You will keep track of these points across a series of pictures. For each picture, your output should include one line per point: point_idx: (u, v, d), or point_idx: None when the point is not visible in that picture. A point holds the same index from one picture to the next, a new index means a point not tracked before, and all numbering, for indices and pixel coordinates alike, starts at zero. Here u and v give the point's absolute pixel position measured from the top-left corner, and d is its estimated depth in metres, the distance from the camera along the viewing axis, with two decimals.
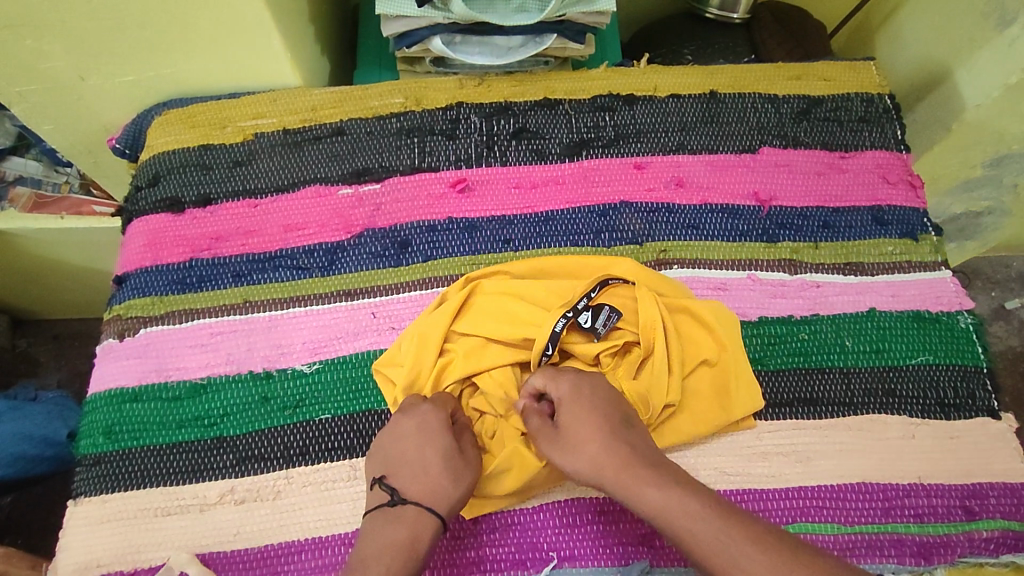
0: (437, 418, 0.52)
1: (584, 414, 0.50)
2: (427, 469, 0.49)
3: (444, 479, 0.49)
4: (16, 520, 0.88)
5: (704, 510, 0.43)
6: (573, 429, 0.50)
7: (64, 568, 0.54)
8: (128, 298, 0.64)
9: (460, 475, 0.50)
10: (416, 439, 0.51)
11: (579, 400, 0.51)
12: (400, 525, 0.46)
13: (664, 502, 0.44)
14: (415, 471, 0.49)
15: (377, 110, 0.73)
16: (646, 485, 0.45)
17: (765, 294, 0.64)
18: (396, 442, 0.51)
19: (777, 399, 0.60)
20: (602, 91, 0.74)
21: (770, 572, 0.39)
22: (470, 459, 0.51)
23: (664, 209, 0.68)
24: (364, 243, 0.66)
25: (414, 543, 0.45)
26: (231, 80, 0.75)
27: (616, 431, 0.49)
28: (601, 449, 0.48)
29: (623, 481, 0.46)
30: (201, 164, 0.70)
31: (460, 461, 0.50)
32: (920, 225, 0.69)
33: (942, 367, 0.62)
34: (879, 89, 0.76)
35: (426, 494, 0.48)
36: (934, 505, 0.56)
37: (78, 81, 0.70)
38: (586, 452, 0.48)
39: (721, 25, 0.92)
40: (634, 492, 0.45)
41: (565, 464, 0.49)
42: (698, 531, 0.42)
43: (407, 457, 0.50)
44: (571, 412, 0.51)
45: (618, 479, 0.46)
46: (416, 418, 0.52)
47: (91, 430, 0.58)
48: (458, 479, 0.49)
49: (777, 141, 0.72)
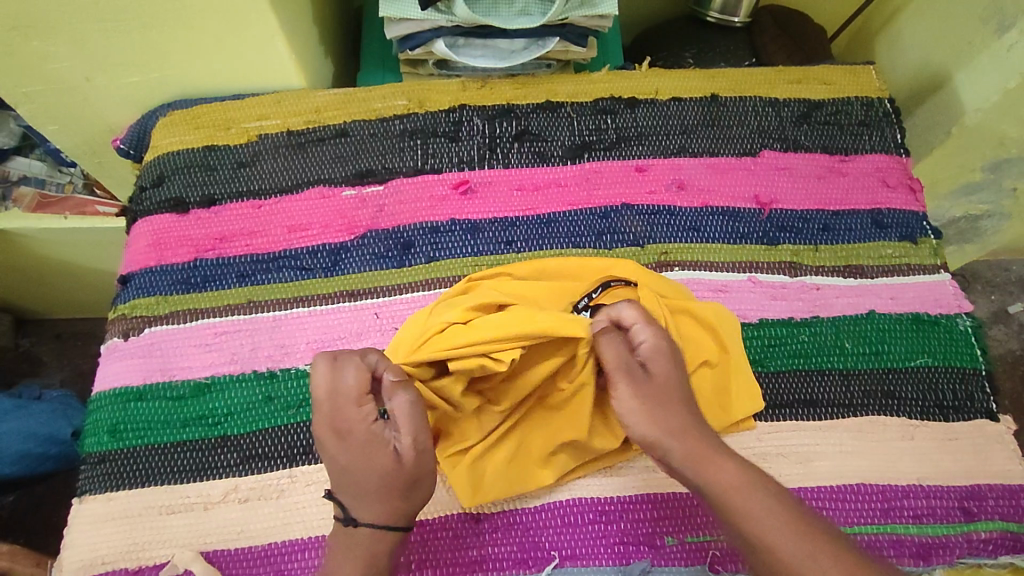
0: (363, 428, 0.46)
1: (674, 375, 0.51)
2: (368, 490, 0.46)
3: (388, 497, 0.46)
4: (17, 519, 0.88)
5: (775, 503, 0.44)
6: (662, 384, 0.50)
7: (69, 565, 0.54)
8: (133, 297, 0.64)
9: (414, 479, 0.47)
10: (347, 458, 0.46)
11: (670, 366, 0.51)
12: (358, 547, 0.46)
13: (739, 484, 0.45)
14: (358, 493, 0.46)
15: (380, 112, 0.73)
16: (723, 468, 0.46)
17: (766, 296, 0.65)
18: (332, 460, 0.47)
19: (777, 400, 0.60)
20: (604, 94, 0.74)
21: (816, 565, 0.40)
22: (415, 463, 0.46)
23: (665, 211, 0.69)
24: (368, 244, 0.66)
25: (373, 559, 0.46)
26: (236, 81, 0.75)
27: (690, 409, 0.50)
28: (677, 421, 0.48)
29: (697, 458, 0.47)
30: (205, 165, 0.70)
31: (404, 470, 0.46)
32: (919, 229, 0.69)
33: (940, 369, 0.62)
34: (880, 93, 0.76)
35: (376, 513, 0.46)
36: (933, 506, 0.57)
37: (84, 81, 0.71)
38: (664, 419, 0.48)
39: (722, 29, 0.92)
40: (706, 472, 0.46)
41: (637, 413, 0.49)
42: (761, 515, 0.43)
43: (345, 474, 0.46)
44: (664, 368, 0.51)
45: (692, 452, 0.47)
46: (341, 428, 0.46)
47: (96, 429, 0.59)
48: (409, 483, 0.47)
49: (777, 145, 0.72)
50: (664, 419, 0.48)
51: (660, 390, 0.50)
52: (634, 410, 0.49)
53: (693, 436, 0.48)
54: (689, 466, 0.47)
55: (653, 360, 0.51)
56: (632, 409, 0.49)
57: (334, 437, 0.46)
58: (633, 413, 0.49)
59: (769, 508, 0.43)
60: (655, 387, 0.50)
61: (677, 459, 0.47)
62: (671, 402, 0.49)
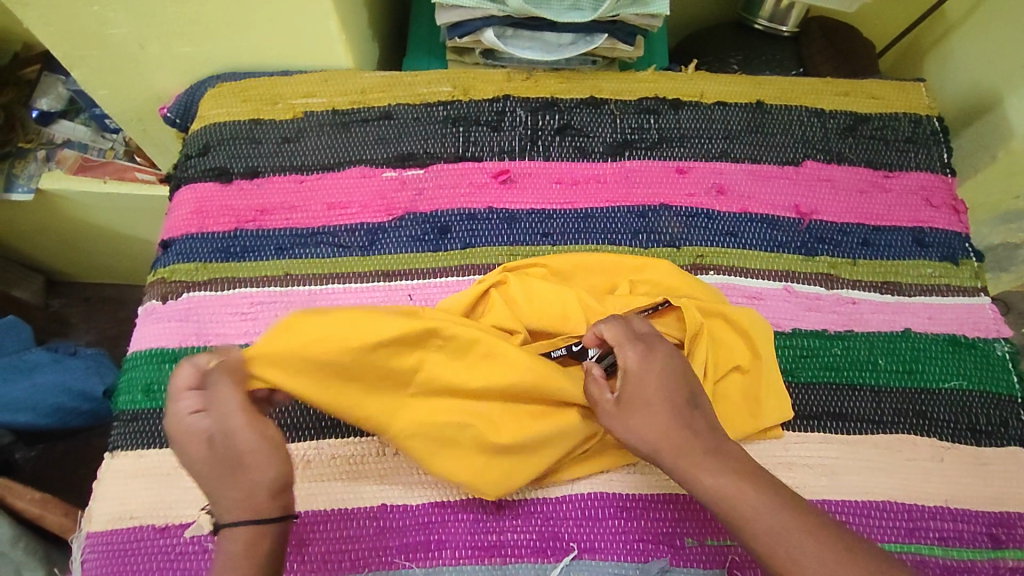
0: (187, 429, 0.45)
1: (647, 381, 0.50)
2: (211, 487, 0.44)
3: (228, 479, 0.44)
4: (58, 467, 0.91)
5: (767, 494, 0.45)
6: (636, 394, 0.50)
7: (98, 516, 0.55)
8: (172, 262, 0.65)
9: (251, 467, 0.44)
10: (190, 459, 0.45)
11: (646, 373, 0.51)
12: (236, 541, 0.43)
13: (726, 478, 0.46)
14: (206, 492, 0.45)
15: (425, 97, 0.74)
16: (717, 470, 0.46)
17: (801, 307, 0.64)
18: (186, 463, 0.45)
19: (806, 411, 0.60)
20: (648, 94, 0.74)
21: (813, 557, 0.42)
22: (244, 446, 0.44)
23: (703, 215, 0.68)
24: (405, 226, 0.67)
25: (257, 542, 0.44)
26: (284, 59, 0.76)
27: (682, 402, 0.50)
28: (662, 422, 0.49)
29: (685, 458, 0.47)
30: (250, 138, 0.71)
31: (230, 451, 0.44)
32: (961, 250, 0.68)
33: (974, 393, 0.61)
34: (929, 111, 0.75)
35: (235, 501, 0.44)
36: (960, 530, 0.56)
37: (138, 49, 0.72)
38: (650, 425, 0.49)
39: (771, 38, 0.92)
40: (697, 474, 0.47)
41: (626, 431, 0.50)
42: (753, 510, 0.44)
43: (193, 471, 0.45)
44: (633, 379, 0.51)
45: (679, 450, 0.48)
46: (177, 435, 0.45)
47: (130, 386, 0.60)
48: (247, 476, 0.44)
49: (821, 156, 0.72)
50: (657, 423, 0.49)
51: (654, 398, 0.50)
52: (621, 424, 0.50)
53: (683, 441, 0.48)
54: (679, 466, 0.48)
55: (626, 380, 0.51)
56: (629, 425, 0.50)
57: (179, 439, 0.45)
58: (622, 426, 0.50)
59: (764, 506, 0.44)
60: (634, 398, 0.50)
61: (667, 459, 0.48)
62: (649, 401, 0.50)
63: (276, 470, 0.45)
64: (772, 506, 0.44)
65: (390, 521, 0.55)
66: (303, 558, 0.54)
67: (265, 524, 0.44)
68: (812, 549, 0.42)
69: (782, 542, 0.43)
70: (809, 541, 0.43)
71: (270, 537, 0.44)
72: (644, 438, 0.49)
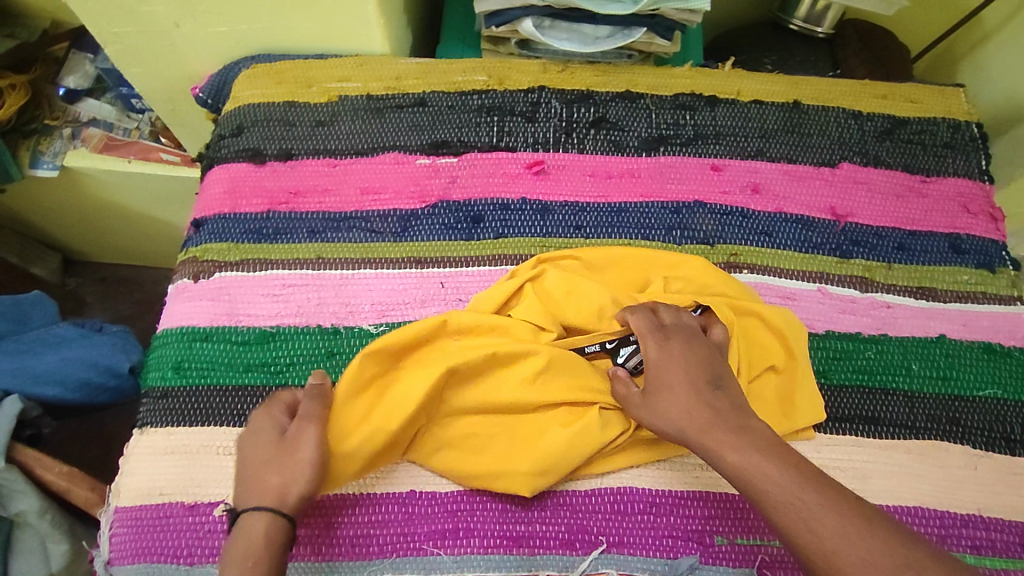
0: (269, 425, 0.51)
1: (672, 365, 0.52)
2: (257, 474, 0.48)
3: (275, 471, 0.48)
4: (83, 438, 0.98)
5: (796, 472, 0.44)
6: (659, 378, 0.52)
7: (127, 491, 0.55)
8: (204, 241, 0.65)
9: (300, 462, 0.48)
10: (256, 447, 0.50)
11: (669, 358, 0.52)
12: (255, 524, 0.46)
13: (745, 448, 0.46)
14: (249, 478, 0.49)
15: (460, 85, 0.73)
16: (738, 443, 0.47)
17: (835, 309, 0.64)
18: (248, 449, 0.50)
19: (839, 413, 0.59)
20: (685, 90, 0.74)
21: (835, 531, 0.41)
22: (301, 447, 0.49)
23: (737, 213, 0.68)
24: (438, 214, 0.67)
25: (269, 534, 0.46)
26: (319, 43, 0.76)
27: (706, 379, 0.51)
28: (685, 401, 0.50)
29: (705, 432, 0.48)
30: (284, 120, 0.71)
31: (289, 451, 0.49)
32: (998, 258, 0.68)
33: (1009, 403, 0.61)
34: (968, 117, 0.74)
35: (269, 491, 0.47)
36: (992, 539, 0.55)
37: (174, 27, 0.72)
38: (672, 404, 0.50)
39: (805, 39, 0.91)
40: (717, 446, 0.47)
41: (654, 415, 0.51)
42: (773, 483, 0.44)
43: (248, 457, 0.50)
44: (657, 364, 0.52)
45: (698, 421, 0.49)
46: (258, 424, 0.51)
47: (160, 363, 0.60)
48: (293, 467, 0.48)
49: (858, 158, 0.71)
50: (680, 401, 0.50)
51: (676, 380, 0.51)
52: (649, 410, 0.51)
53: (705, 415, 0.49)
54: (701, 441, 0.48)
55: (653, 366, 0.52)
56: (656, 411, 0.51)
57: (257, 429, 0.51)
58: (651, 412, 0.51)
59: (784, 478, 0.44)
60: (658, 380, 0.52)
61: (688, 432, 0.49)
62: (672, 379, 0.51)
63: (311, 480, 0.48)
64: (793, 480, 0.44)
65: (419, 507, 0.55)
66: (331, 541, 0.53)
67: (281, 518, 0.46)
68: (832, 520, 0.42)
69: (800, 513, 0.43)
70: (831, 516, 0.42)
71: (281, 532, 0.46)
72: (667, 417, 0.50)
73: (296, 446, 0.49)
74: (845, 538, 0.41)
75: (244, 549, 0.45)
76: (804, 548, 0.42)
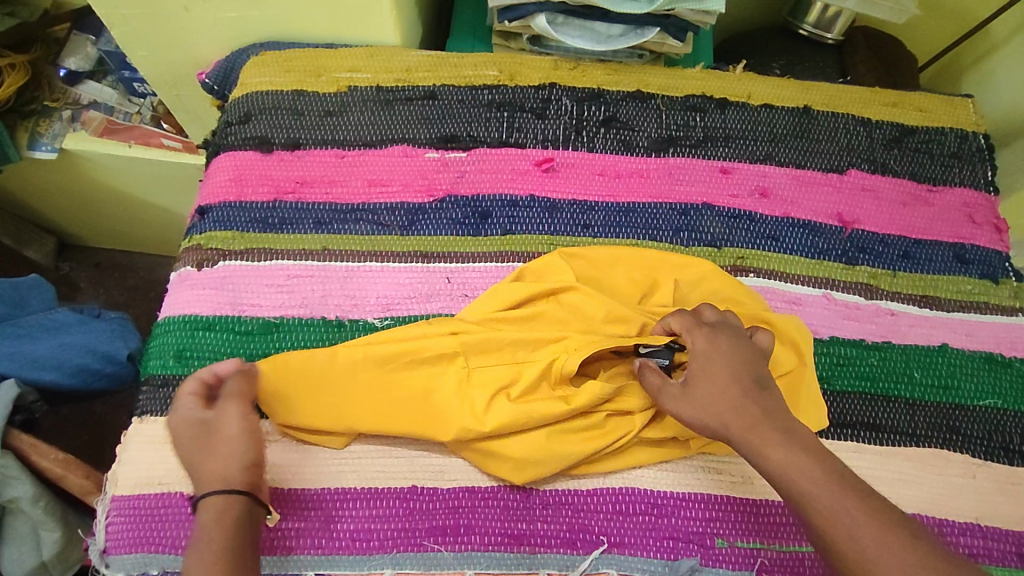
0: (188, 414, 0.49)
1: (719, 362, 0.51)
2: (193, 463, 0.47)
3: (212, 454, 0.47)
4: (78, 425, 0.97)
5: (805, 476, 0.45)
6: (703, 374, 0.51)
7: (125, 480, 0.55)
8: (209, 229, 0.64)
9: (224, 437, 0.48)
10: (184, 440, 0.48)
11: (715, 356, 0.52)
12: (227, 506, 0.45)
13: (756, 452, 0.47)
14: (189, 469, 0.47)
15: (470, 79, 0.73)
16: (753, 442, 0.47)
17: (840, 315, 0.64)
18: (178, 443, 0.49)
19: (841, 419, 0.60)
20: (696, 92, 0.74)
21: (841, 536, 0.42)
22: (229, 426, 0.48)
23: (745, 217, 0.68)
24: (446, 208, 0.66)
25: (230, 512, 0.45)
26: (328, 32, 0.75)
27: (751, 379, 0.51)
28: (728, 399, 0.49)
29: (748, 428, 0.48)
30: (292, 109, 0.70)
31: (217, 432, 0.48)
32: (1001, 269, 0.68)
33: (1008, 413, 0.61)
34: (975, 127, 0.75)
35: (211, 475, 0.46)
36: (990, 547, 0.56)
37: (182, 11, 0.71)
38: (713, 402, 0.50)
39: (815, 44, 0.91)
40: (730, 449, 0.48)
41: (692, 411, 0.50)
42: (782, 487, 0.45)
43: (183, 450, 0.48)
44: (705, 362, 0.51)
45: (740, 420, 0.48)
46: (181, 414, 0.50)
47: (160, 352, 0.59)
48: (227, 444, 0.47)
49: (866, 166, 0.71)
50: (722, 398, 0.49)
51: (720, 378, 0.50)
52: (689, 406, 0.50)
53: (748, 412, 0.48)
54: (741, 436, 0.48)
55: (700, 361, 0.52)
56: (693, 405, 0.50)
57: (179, 416, 0.49)
58: (690, 409, 0.50)
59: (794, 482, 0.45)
60: (702, 375, 0.51)
61: (734, 430, 0.48)
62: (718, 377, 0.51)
63: (249, 450, 0.48)
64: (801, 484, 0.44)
65: (420, 503, 0.54)
66: (332, 535, 0.53)
67: (234, 494, 0.45)
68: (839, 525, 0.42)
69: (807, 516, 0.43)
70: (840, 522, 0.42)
71: (243, 508, 0.45)
72: (707, 411, 0.50)
73: (221, 424, 0.48)
74: (855, 533, 0.42)
75: (210, 530, 0.43)
76: (821, 538, 0.43)
